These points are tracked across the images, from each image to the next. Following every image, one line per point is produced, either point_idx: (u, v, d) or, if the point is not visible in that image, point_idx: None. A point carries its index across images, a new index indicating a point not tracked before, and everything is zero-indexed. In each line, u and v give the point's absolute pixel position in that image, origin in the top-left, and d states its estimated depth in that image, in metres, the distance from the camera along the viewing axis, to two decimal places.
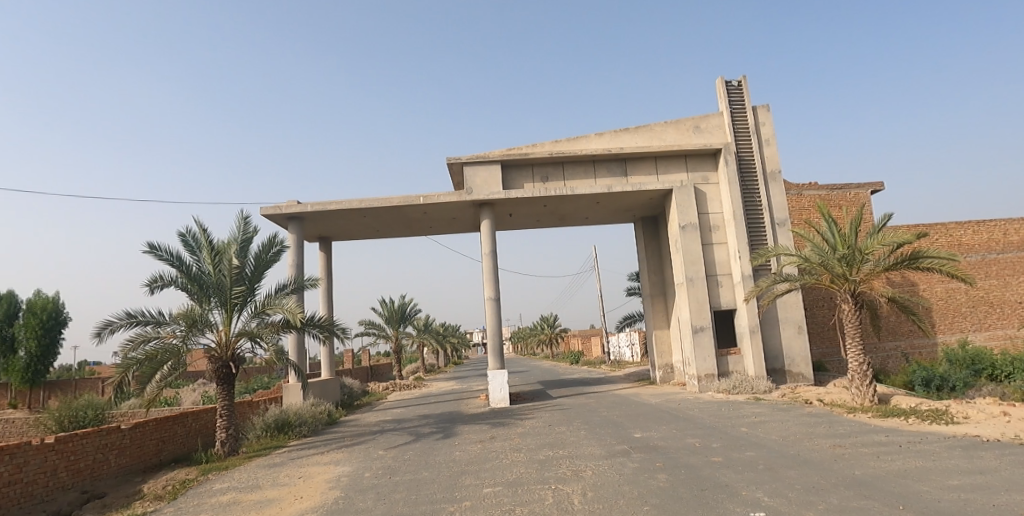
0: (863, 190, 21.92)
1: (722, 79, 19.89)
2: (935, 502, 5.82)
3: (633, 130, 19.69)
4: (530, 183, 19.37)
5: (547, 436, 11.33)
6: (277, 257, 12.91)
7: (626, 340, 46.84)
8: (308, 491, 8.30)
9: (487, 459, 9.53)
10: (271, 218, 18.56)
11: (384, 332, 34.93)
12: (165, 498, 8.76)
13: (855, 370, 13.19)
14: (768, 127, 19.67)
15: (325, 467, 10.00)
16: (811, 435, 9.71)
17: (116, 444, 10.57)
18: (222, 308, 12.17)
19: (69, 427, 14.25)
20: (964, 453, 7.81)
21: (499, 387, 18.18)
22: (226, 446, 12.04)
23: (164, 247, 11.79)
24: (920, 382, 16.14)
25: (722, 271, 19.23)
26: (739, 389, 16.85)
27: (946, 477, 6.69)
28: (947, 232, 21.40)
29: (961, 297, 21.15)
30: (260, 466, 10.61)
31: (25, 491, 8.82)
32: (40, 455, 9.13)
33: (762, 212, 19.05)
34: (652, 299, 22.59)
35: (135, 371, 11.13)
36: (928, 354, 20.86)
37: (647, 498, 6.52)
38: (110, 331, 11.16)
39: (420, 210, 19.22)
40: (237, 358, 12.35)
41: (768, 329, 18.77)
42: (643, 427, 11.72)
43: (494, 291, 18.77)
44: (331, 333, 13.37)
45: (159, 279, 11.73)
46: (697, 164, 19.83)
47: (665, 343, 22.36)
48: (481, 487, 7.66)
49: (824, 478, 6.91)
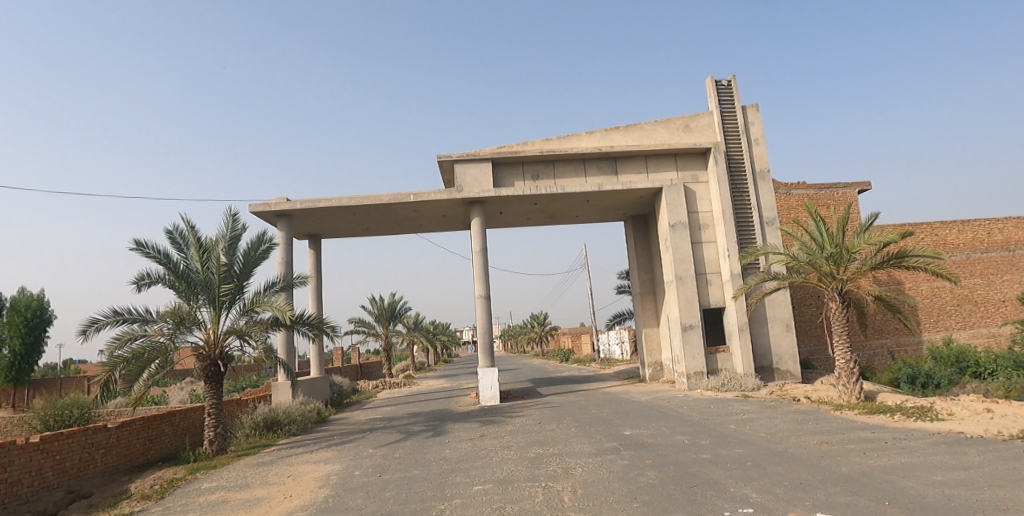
0: (850, 190, 22.16)
1: (712, 78, 19.98)
2: (920, 497, 5.89)
3: (623, 128, 19.74)
4: (521, 181, 19.38)
5: (537, 434, 11.36)
6: (266, 254, 12.81)
7: (615, 338, 47.08)
8: (297, 490, 8.27)
9: (478, 456, 9.55)
10: (260, 215, 18.43)
11: (373, 330, 34.86)
12: (153, 497, 8.69)
13: (842, 367, 13.30)
14: (757, 126, 19.79)
15: (314, 465, 9.97)
16: (798, 432, 9.81)
17: (103, 443, 10.46)
18: (210, 306, 12.07)
19: (54, 425, 14.07)
20: (949, 450, 7.91)
21: (489, 385, 18.22)
22: (214, 445, 11.95)
23: (151, 244, 11.67)
24: (906, 379, 16.26)
25: (711, 269, 19.35)
26: (728, 386, 16.95)
27: (931, 473, 6.77)
28: (933, 231, 21.64)
29: (946, 296, 21.43)
30: (249, 465, 10.54)
31: (10, 491, 8.72)
32: (25, 455, 9.03)
33: (751, 211, 19.17)
34: (642, 296, 22.67)
35: (122, 369, 11.05)
36: (913, 351, 21.13)
37: (636, 495, 6.56)
38: (97, 328, 11.05)
39: (410, 207, 19.14)
40: (226, 356, 12.26)
41: (756, 327, 18.90)
42: (633, 424, 11.80)
43: (485, 289, 18.74)
44: (321, 331, 13.29)
45: (146, 276, 11.62)
46: (687, 162, 19.94)
47: (655, 341, 22.51)
48: (471, 485, 7.67)
49: (811, 474, 6.99)
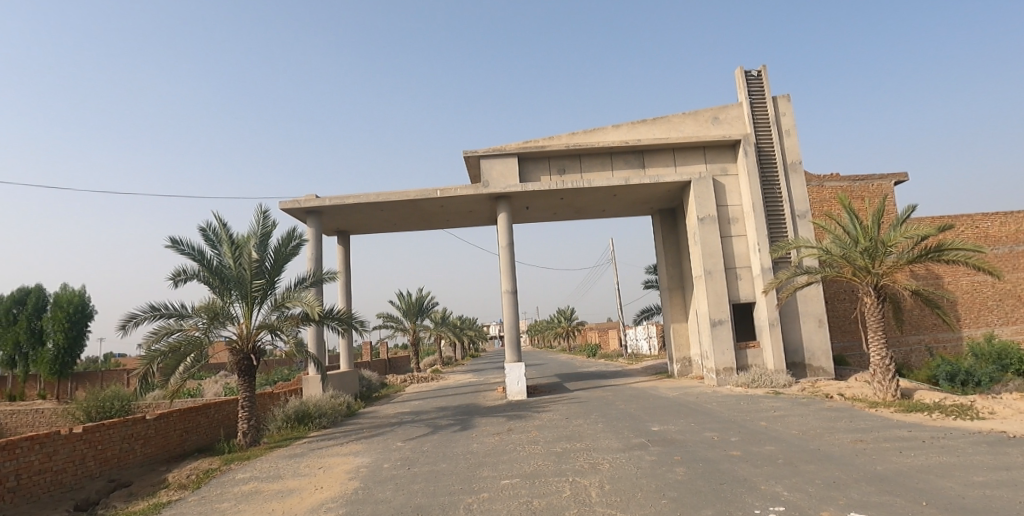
0: (885, 181, 21.58)
1: (741, 69, 19.60)
2: (959, 498, 5.73)
3: (650, 121, 19.52)
4: (547, 175, 19.31)
5: (564, 429, 11.36)
6: (296, 251, 13.04)
7: (643, 333, 46.73)
8: (328, 482, 8.42)
9: (505, 451, 9.57)
10: (289, 212, 18.74)
11: (401, 325, 35.25)
12: (189, 487, 8.94)
13: (877, 364, 12.99)
14: (789, 117, 19.37)
15: (344, 458, 10.13)
16: (831, 430, 9.62)
17: (141, 434, 10.79)
18: (242, 302, 12.33)
19: (96, 416, 14.60)
20: (990, 449, 7.66)
21: (515, 380, 18.23)
22: (247, 437, 12.20)
23: (185, 241, 11.97)
24: (945, 376, 16.03)
25: (741, 263, 19.04)
26: (759, 382, 16.69)
27: (971, 473, 6.57)
28: (973, 224, 20.93)
29: (987, 291, 20.70)
30: (281, 457, 10.77)
31: (55, 480, 9.07)
32: (69, 445, 9.39)
33: (782, 204, 18.79)
34: (670, 291, 22.42)
35: (159, 363, 11.35)
36: (952, 348, 20.52)
37: (664, 491, 6.52)
38: (135, 323, 11.38)
39: (437, 203, 19.25)
40: (258, 350, 12.52)
41: (787, 323, 18.51)
42: (661, 420, 11.66)
43: (511, 284, 18.77)
44: (350, 326, 13.48)
45: (182, 273, 11.93)
46: (716, 155, 19.61)
47: (683, 336, 22.28)
48: (498, 479, 7.71)
49: (845, 473, 6.85)
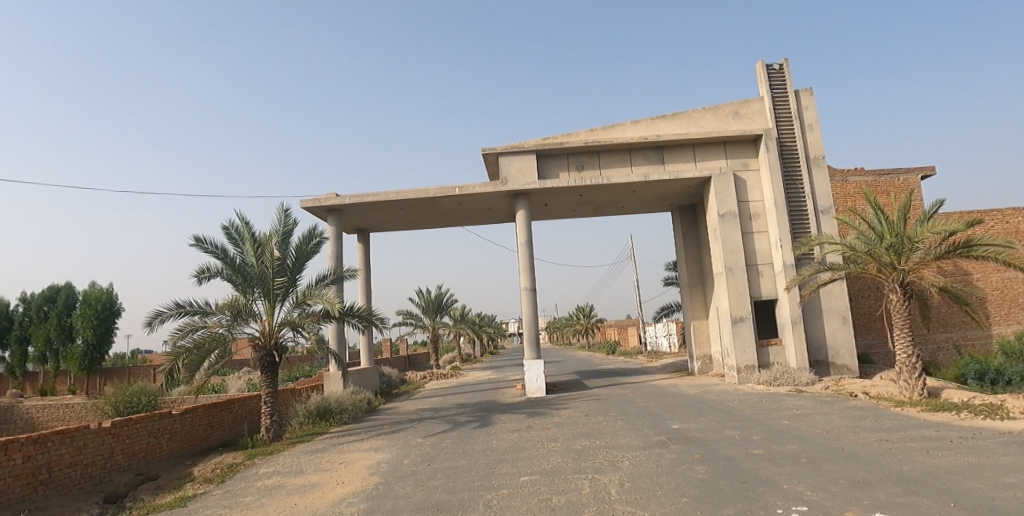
0: (912, 176, 21.15)
1: (762, 62, 19.33)
2: (988, 499, 5.60)
3: (670, 117, 19.35)
4: (566, 172, 19.25)
5: (584, 426, 11.35)
6: (317, 248, 13.18)
7: (664, 330, 46.41)
8: (349, 477, 8.52)
9: (524, 448, 9.58)
10: (310, 210, 18.95)
11: (421, 322, 35.45)
12: (213, 481, 9.10)
13: (903, 362, 12.75)
14: (812, 111, 19.05)
15: (365, 454, 10.22)
16: (856, 429, 9.46)
17: (167, 428, 11.00)
18: (264, 299, 12.51)
19: (124, 411, 14.92)
20: (1021, 450, 7.48)
21: (535, 377, 18.24)
22: (270, 432, 12.38)
23: (209, 240, 12.16)
24: (974, 375, 15.66)
25: (762, 260, 18.80)
26: (781, 380, 16.48)
27: (1001, 474, 6.42)
28: (1004, 219, 20.40)
29: (1018, 287, 20.19)
30: (303, 452, 10.91)
31: (85, 472, 9.30)
32: (98, 438, 9.62)
33: (805, 199, 18.51)
34: (690, 288, 22.23)
35: (184, 359, 11.53)
36: (982, 346, 20.04)
37: (684, 490, 6.48)
38: (161, 320, 11.60)
39: (456, 201, 19.31)
40: (280, 346, 12.69)
41: (810, 320, 18.24)
42: (682, 418, 11.59)
43: (530, 281, 18.76)
44: (370, 323, 13.58)
45: (205, 270, 12.14)
46: (737, 150, 19.38)
47: (703, 333, 22.08)
48: (517, 475, 7.73)
49: (870, 473, 6.74)
